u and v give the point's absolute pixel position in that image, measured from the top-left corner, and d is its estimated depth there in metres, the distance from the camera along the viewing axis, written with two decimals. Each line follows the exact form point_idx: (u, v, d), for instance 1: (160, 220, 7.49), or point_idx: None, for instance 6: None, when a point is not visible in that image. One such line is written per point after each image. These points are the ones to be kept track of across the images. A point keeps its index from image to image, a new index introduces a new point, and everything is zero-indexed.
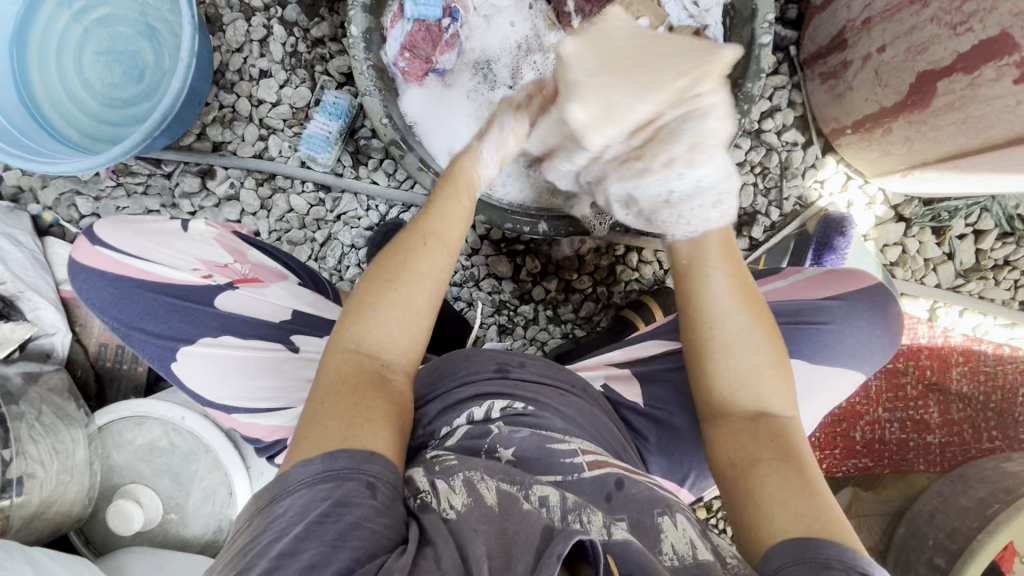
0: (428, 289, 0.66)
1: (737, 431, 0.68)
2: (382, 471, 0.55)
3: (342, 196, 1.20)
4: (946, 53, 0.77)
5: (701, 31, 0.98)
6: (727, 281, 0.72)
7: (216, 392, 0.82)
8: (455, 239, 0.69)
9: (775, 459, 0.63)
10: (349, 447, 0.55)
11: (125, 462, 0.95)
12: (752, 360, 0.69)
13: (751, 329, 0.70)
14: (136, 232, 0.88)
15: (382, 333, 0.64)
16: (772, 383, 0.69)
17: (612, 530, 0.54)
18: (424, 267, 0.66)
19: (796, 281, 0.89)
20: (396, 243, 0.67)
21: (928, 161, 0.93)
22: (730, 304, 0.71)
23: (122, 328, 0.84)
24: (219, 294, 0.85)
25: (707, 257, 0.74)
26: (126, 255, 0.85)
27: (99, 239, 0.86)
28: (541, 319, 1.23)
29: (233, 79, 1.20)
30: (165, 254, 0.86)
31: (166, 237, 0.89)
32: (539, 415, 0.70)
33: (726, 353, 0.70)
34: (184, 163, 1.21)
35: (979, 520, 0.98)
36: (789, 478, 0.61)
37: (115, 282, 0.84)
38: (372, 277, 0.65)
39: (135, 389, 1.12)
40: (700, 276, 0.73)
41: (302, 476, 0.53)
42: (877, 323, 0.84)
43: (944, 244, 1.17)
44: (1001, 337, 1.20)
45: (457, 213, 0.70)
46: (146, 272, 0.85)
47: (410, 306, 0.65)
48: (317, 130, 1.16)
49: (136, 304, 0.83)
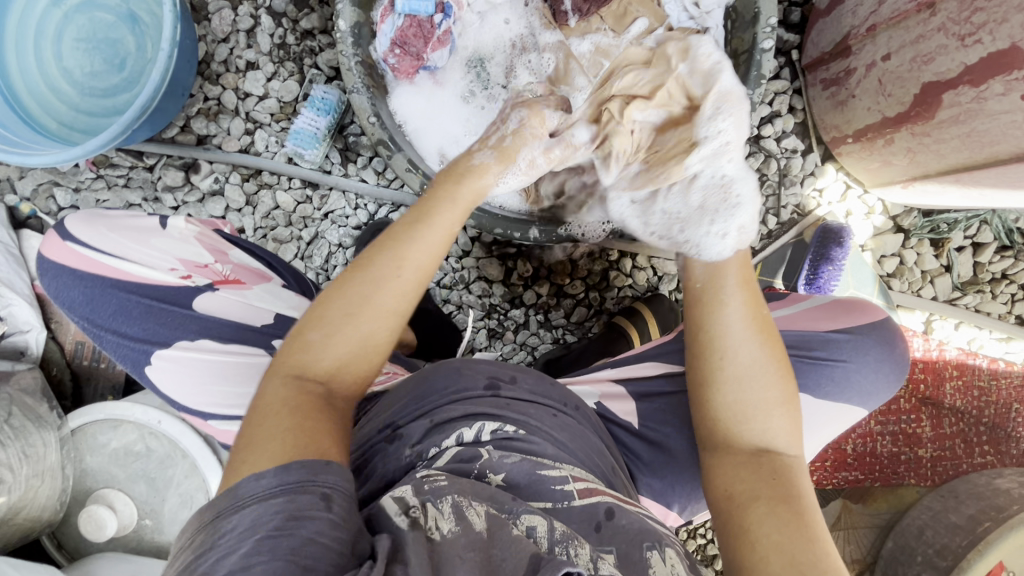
0: (385, 324, 0.61)
1: (738, 466, 0.66)
2: (339, 481, 0.51)
3: (330, 194, 1.17)
4: (953, 64, 0.75)
5: (702, 33, 0.94)
6: (742, 309, 0.70)
7: (194, 398, 0.80)
8: (426, 270, 0.63)
9: (773, 499, 0.61)
10: (301, 459, 0.51)
11: (98, 466, 0.92)
12: (762, 396, 0.67)
13: (763, 363, 0.68)
14: (112, 229, 0.85)
15: (331, 359, 0.60)
16: (779, 421, 0.67)
17: (598, 564, 0.53)
18: (382, 297, 0.61)
19: (806, 309, 0.87)
20: (354, 268, 0.62)
21: (930, 172, 0.91)
22: (745, 335, 0.68)
23: (95, 327, 0.81)
24: (196, 296, 0.82)
25: (725, 282, 0.72)
26: (100, 254, 0.82)
27: (71, 235, 0.83)
28: (532, 324, 1.20)
29: (219, 70, 1.16)
30: (140, 253, 0.83)
31: (144, 234, 0.86)
32: (530, 441, 0.68)
33: (733, 385, 0.67)
34: (167, 156, 1.17)
35: (969, 538, 0.97)
36: (787, 520, 0.59)
37: (86, 281, 0.81)
38: (328, 300, 0.61)
39: (113, 388, 1.09)
40: (712, 302, 0.71)
41: (252, 491, 0.49)
42: (886, 362, 0.82)
43: (942, 256, 1.16)
44: (996, 351, 1.19)
45: (430, 244, 0.63)
46: (119, 270, 0.81)
47: (365, 340, 0.61)
48: (305, 126, 1.12)
49: (109, 304, 0.80)
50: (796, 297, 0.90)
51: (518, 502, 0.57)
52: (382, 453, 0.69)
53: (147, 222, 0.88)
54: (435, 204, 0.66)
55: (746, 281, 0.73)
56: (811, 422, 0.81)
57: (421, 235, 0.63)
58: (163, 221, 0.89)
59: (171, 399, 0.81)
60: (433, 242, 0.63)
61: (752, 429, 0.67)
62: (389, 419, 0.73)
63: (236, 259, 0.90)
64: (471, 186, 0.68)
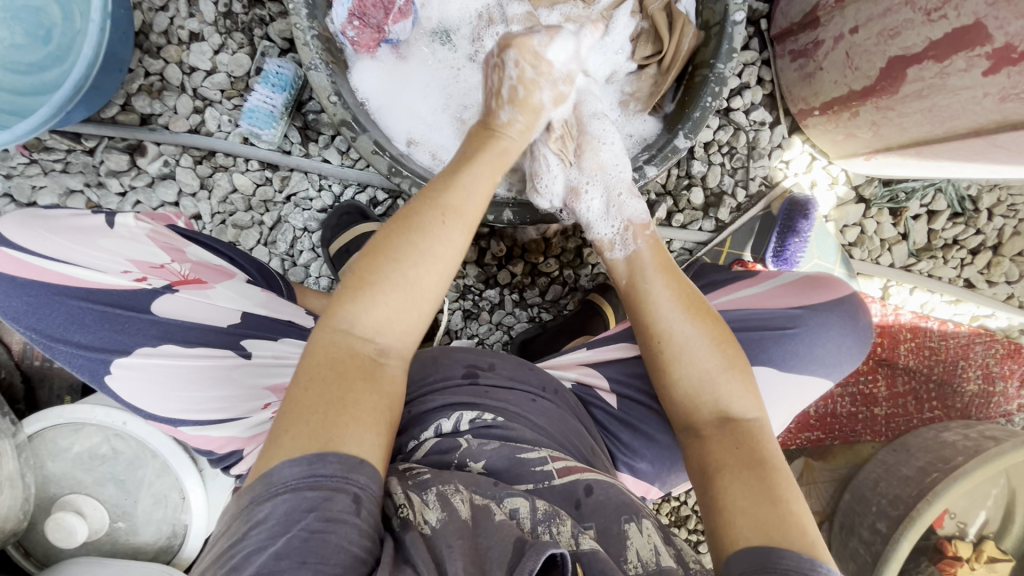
0: (435, 274, 0.64)
1: (706, 440, 0.67)
2: (368, 481, 0.54)
3: (292, 175, 1.11)
4: (918, 39, 0.74)
5: (673, 5, 0.91)
6: (667, 290, 0.74)
7: (160, 405, 0.75)
8: (476, 211, 0.69)
9: (738, 465, 0.63)
10: (334, 451, 0.54)
11: (62, 472, 0.88)
12: (715, 372, 0.68)
13: (698, 338, 0.70)
14: (53, 231, 0.79)
15: (380, 314, 0.62)
16: (733, 389, 0.68)
17: (579, 539, 0.56)
18: (437, 249, 0.64)
19: (772, 287, 0.88)
20: (410, 217, 0.66)
21: (891, 146, 0.94)
22: (672, 307, 0.72)
23: (44, 338, 0.75)
24: (154, 300, 0.77)
25: (644, 272, 0.77)
26: (41, 258, 0.76)
27: (6, 239, 0.76)
28: (507, 304, 1.20)
29: (159, 42, 1.07)
30: (88, 256, 0.78)
31: (90, 235, 0.80)
32: (509, 426, 0.70)
33: (682, 360, 0.69)
34: (108, 138, 1.09)
35: (918, 488, 1.05)
36: (751, 487, 0.60)
37: (28, 288, 0.75)
38: (378, 251, 0.63)
39: (71, 388, 1.05)
40: (641, 292, 0.75)
41: (288, 479, 0.52)
42: (849, 337, 0.84)
43: (899, 225, 1.20)
44: (946, 313, 1.26)
45: (486, 180, 0.71)
46: (65, 277, 0.76)
47: (415, 288, 0.63)
48: (259, 104, 1.05)
49: (58, 313, 0.75)
50: (761, 275, 0.91)
51: (501, 488, 0.60)
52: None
53: (93, 222, 0.82)
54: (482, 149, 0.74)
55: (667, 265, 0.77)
56: (782, 396, 0.82)
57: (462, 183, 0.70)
58: (111, 220, 0.83)
59: (137, 410, 0.77)
60: (474, 187, 0.69)
61: (709, 400, 0.68)
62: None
63: (195, 257, 0.85)
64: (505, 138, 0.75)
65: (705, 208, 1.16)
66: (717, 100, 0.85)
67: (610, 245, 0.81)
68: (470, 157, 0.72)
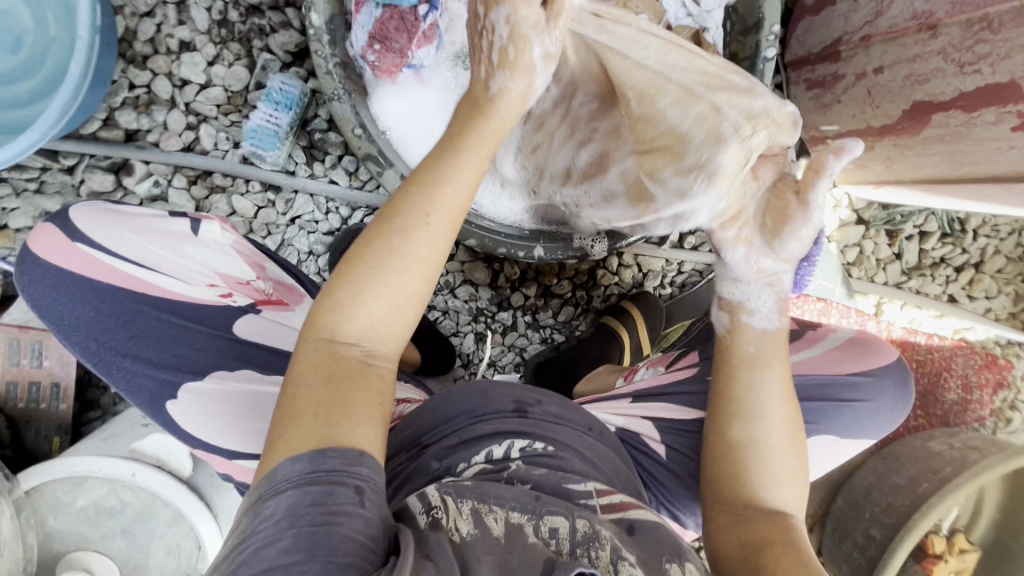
0: (419, 273, 0.60)
1: (749, 521, 0.66)
2: (370, 473, 0.55)
3: (296, 197, 1.05)
4: (948, 88, 0.75)
5: (701, 33, 0.88)
6: (779, 374, 0.71)
7: (224, 435, 0.69)
8: (463, 209, 0.61)
9: (781, 546, 0.63)
10: (338, 447, 0.54)
11: (66, 529, 0.83)
12: (784, 471, 0.69)
13: (783, 424, 0.70)
14: (139, 233, 0.74)
15: (368, 320, 0.60)
16: (786, 476, 0.69)
17: (620, 568, 0.54)
18: (415, 250, 0.59)
19: (827, 350, 0.78)
20: (387, 221, 0.60)
21: (902, 179, 0.97)
22: (775, 396, 0.70)
23: (105, 352, 0.69)
24: (236, 320, 0.74)
25: (770, 350, 0.71)
26: (125, 262, 0.72)
27: (85, 235, 0.71)
28: (520, 325, 1.18)
29: (145, 51, 0.98)
30: (175, 264, 0.74)
31: (173, 241, 0.75)
32: (559, 456, 0.71)
33: (766, 439, 0.69)
34: (90, 156, 1.00)
35: (912, 498, 1.12)
36: (791, 564, 0.61)
37: (102, 295, 0.70)
38: (353, 260, 0.59)
39: (60, 429, 0.98)
40: (746, 362, 0.71)
41: (295, 474, 0.52)
42: (905, 400, 0.76)
43: (895, 245, 1.26)
44: (931, 327, 1.33)
45: (473, 173, 0.61)
46: (147, 284, 0.72)
47: (397, 292, 0.59)
48: (261, 122, 0.98)
49: (133, 323, 0.70)
50: (811, 333, 0.81)
51: (541, 503, 0.60)
52: (413, 470, 0.72)
53: (178, 225, 0.76)
54: (470, 128, 0.62)
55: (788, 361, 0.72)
56: (826, 464, 0.76)
57: (448, 180, 0.60)
58: (196, 227, 0.77)
59: (191, 444, 0.71)
60: (464, 177, 0.60)
61: (760, 481, 0.69)
62: (421, 437, 0.76)
63: (275, 274, 0.82)
64: (495, 119, 0.62)
65: None
66: None
67: (748, 308, 0.72)
68: (457, 139, 0.61)
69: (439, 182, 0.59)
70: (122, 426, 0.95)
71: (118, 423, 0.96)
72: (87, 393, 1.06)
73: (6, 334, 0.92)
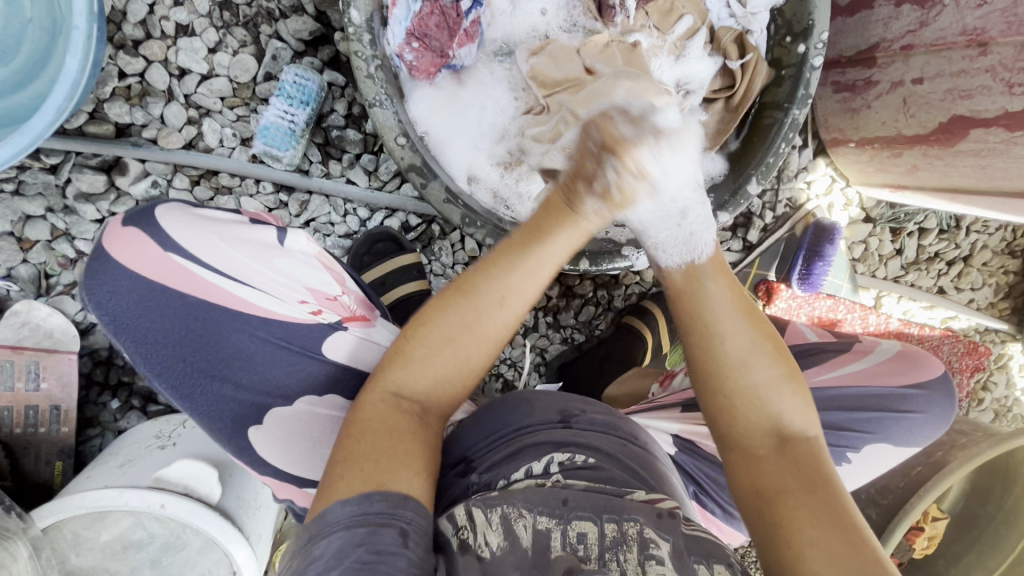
0: (486, 351, 0.61)
1: (754, 462, 0.61)
2: (415, 516, 0.52)
3: (311, 198, 0.97)
4: (992, 106, 0.78)
5: (744, 35, 0.87)
6: (726, 291, 0.63)
7: (301, 464, 0.70)
8: (531, 300, 0.61)
9: (802, 489, 0.57)
10: (384, 491, 0.52)
11: (90, 565, 0.79)
12: (768, 378, 0.61)
13: (760, 347, 0.61)
14: (227, 241, 0.68)
15: (427, 381, 0.61)
16: (791, 404, 0.61)
17: (645, 567, 0.51)
18: (488, 329, 0.60)
19: (877, 364, 0.87)
20: (458, 291, 0.59)
21: (924, 186, 0.98)
22: (731, 316, 0.61)
23: (193, 374, 0.69)
24: (325, 340, 0.71)
25: (702, 272, 0.64)
26: (215, 275, 0.67)
27: (174, 243, 0.66)
28: (541, 326, 1.16)
29: (137, 36, 0.88)
30: (266, 278, 0.69)
31: (263, 251, 0.69)
32: (602, 468, 0.62)
33: (744, 370, 0.61)
34: (77, 155, 0.89)
35: (907, 481, 1.14)
36: (816, 510, 0.55)
37: (193, 312, 0.68)
38: (423, 326, 0.60)
39: (61, 453, 0.91)
40: (696, 293, 0.63)
41: (339, 518, 0.51)
42: (948, 414, 0.84)
43: (897, 241, 1.30)
44: (923, 318, 1.38)
45: (549, 265, 0.60)
46: (240, 300, 0.68)
47: (462, 365, 0.60)
48: (274, 121, 0.91)
49: (225, 344, 0.69)
50: (859, 347, 0.90)
51: (569, 508, 0.55)
52: (456, 489, 0.65)
53: (264, 234, 0.70)
54: (551, 225, 0.60)
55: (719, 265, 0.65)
56: (877, 468, 0.84)
57: (530, 267, 0.60)
58: (282, 236, 0.71)
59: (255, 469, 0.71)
60: (538, 276, 0.60)
61: (750, 409, 0.61)
62: (462, 451, 0.69)
63: (358, 286, 0.76)
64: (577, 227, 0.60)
65: (734, 228, 1.20)
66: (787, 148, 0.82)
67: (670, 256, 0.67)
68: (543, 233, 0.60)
69: (511, 268, 0.59)
70: (136, 450, 0.87)
71: (130, 446, 0.88)
72: (87, 410, 0.95)
73: None
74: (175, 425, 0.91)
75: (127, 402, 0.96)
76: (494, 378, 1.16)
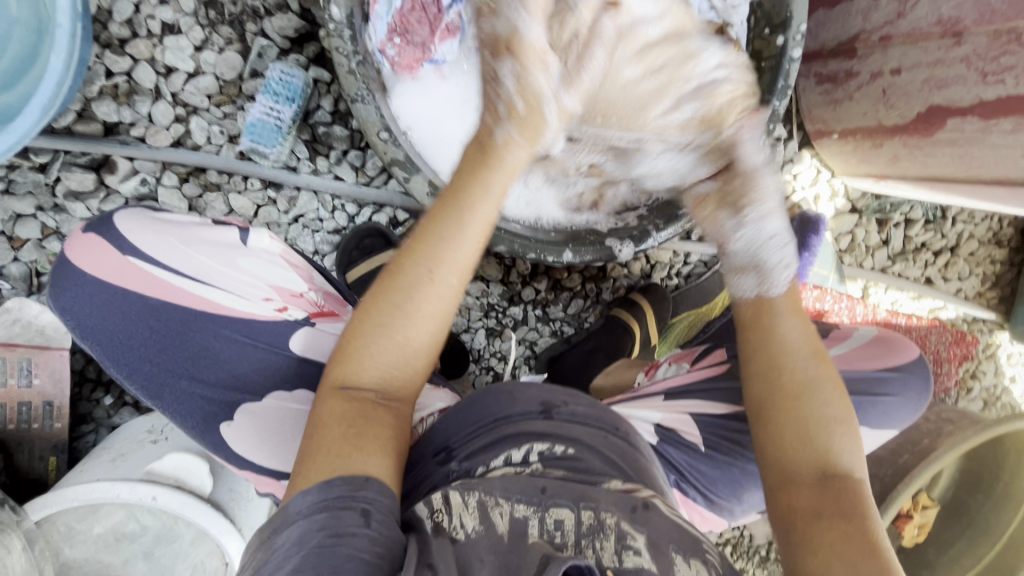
0: (428, 329, 0.62)
1: (793, 488, 0.63)
2: (377, 495, 0.54)
3: (299, 194, 0.98)
4: (968, 95, 0.79)
5: (726, 26, 0.86)
6: (799, 327, 0.70)
7: (274, 458, 0.72)
8: (467, 267, 0.63)
9: (835, 513, 0.59)
10: (341, 474, 0.54)
11: (84, 557, 0.80)
12: (834, 420, 0.65)
13: (826, 385, 0.66)
14: (188, 244, 0.72)
15: (377, 371, 0.61)
16: (846, 445, 0.64)
17: (622, 556, 0.53)
18: (424, 304, 0.61)
19: (855, 348, 0.89)
20: (392, 277, 0.61)
21: (906, 176, 0.99)
22: (802, 354, 0.68)
23: (161, 374, 0.71)
24: (290, 336, 0.73)
25: (775, 306, 0.71)
26: (178, 276, 0.70)
27: (136, 248, 0.70)
28: (530, 319, 1.17)
29: (124, 34, 0.89)
30: (229, 278, 0.72)
31: (225, 253, 0.73)
32: (581, 458, 0.64)
33: (809, 404, 0.65)
34: (66, 153, 0.90)
35: (894, 469, 1.14)
36: (847, 535, 0.58)
37: (157, 313, 0.70)
38: (362, 317, 0.61)
39: (56, 448, 0.92)
40: (769, 326, 0.70)
41: (302, 508, 0.52)
42: (925, 395, 0.86)
43: (883, 232, 1.31)
44: (911, 308, 1.39)
45: (478, 232, 0.62)
46: (204, 301, 0.71)
47: (407, 346, 0.61)
48: (260, 117, 0.92)
49: (189, 344, 0.71)
50: (838, 333, 0.92)
51: (547, 495, 0.57)
52: (437, 475, 0.66)
53: (226, 235, 0.74)
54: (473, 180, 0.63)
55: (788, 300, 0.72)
56: None
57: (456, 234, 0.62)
58: (246, 236, 0.75)
59: (243, 459, 0.73)
60: (468, 240, 0.62)
61: (808, 440, 0.64)
62: (443, 440, 0.70)
63: (326, 283, 0.80)
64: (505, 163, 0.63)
65: None
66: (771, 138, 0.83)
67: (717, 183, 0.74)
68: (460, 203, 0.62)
69: (442, 239, 0.61)
70: (128, 444, 0.88)
71: (123, 441, 0.89)
72: (80, 407, 0.96)
73: None
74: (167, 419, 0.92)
75: (121, 398, 0.97)
76: (484, 371, 1.17)
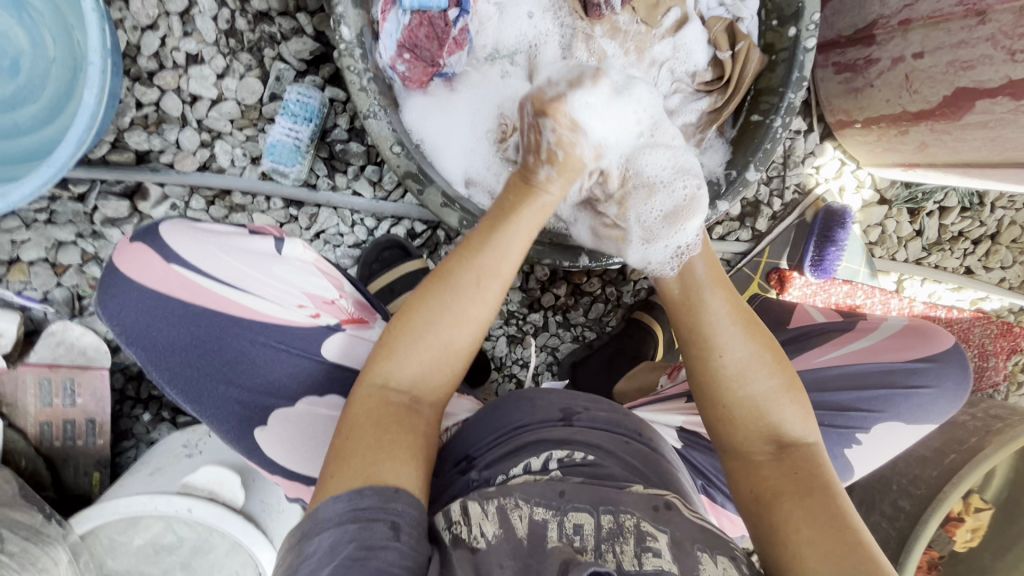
0: (471, 332, 0.63)
1: (748, 468, 0.62)
2: (406, 508, 0.54)
3: (319, 211, 1.01)
4: (995, 76, 0.76)
5: (735, 24, 0.87)
6: (725, 304, 0.67)
7: (304, 462, 0.76)
8: (507, 278, 0.64)
9: (797, 491, 0.58)
10: (374, 484, 0.54)
11: (125, 568, 0.83)
12: (767, 389, 0.63)
13: (759, 358, 0.64)
14: (227, 251, 0.74)
15: (416, 371, 0.63)
16: (788, 413, 0.63)
17: (642, 559, 0.51)
18: (469, 309, 0.63)
19: (881, 340, 0.86)
20: (441, 275, 0.64)
21: (936, 163, 0.95)
22: (730, 329, 0.65)
23: (200, 378, 0.74)
24: (322, 342, 0.75)
25: (700, 290, 0.70)
26: (216, 283, 0.73)
27: (177, 254, 0.72)
28: (551, 325, 1.17)
29: (151, 67, 0.93)
30: (265, 286, 0.74)
31: (261, 260, 0.75)
32: (602, 465, 0.63)
33: (742, 381, 0.63)
34: (102, 182, 0.95)
35: (940, 470, 1.07)
36: (813, 509, 0.56)
37: (198, 319, 0.73)
38: (408, 313, 0.63)
39: (99, 464, 0.96)
40: (697, 304, 0.68)
41: (333, 515, 0.52)
42: (963, 385, 0.82)
43: (916, 222, 1.26)
44: (950, 300, 1.33)
45: (522, 241, 0.65)
46: (241, 306, 0.73)
47: (449, 347, 0.63)
48: (280, 138, 0.94)
49: (226, 350, 0.73)
50: (863, 325, 0.89)
51: (565, 500, 0.56)
52: (457, 484, 0.66)
53: (262, 245, 0.75)
54: (518, 207, 0.67)
55: (720, 277, 0.71)
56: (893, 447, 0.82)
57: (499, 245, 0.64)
58: (281, 245, 0.75)
59: (275, 463, 0.77)
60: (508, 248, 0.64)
61: (744, 416, 0.63)
62: (465, 450, 0.70)
63: (356, 290, 0.80)
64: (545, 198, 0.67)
65: (742, 217, 1.18)
66: (783, 131, 0.81)
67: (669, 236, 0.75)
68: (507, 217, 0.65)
69: (491, 246, 0.64)
70: (165, 458, 0.91)
71: (161, 455, 0.93)
72: (120, 424, 1.01)
73: (35, 375, 0.92)
74: (201, 434, 0.95)
75: (158, 414, 1.01)
76: (506, 379, 1.18)
